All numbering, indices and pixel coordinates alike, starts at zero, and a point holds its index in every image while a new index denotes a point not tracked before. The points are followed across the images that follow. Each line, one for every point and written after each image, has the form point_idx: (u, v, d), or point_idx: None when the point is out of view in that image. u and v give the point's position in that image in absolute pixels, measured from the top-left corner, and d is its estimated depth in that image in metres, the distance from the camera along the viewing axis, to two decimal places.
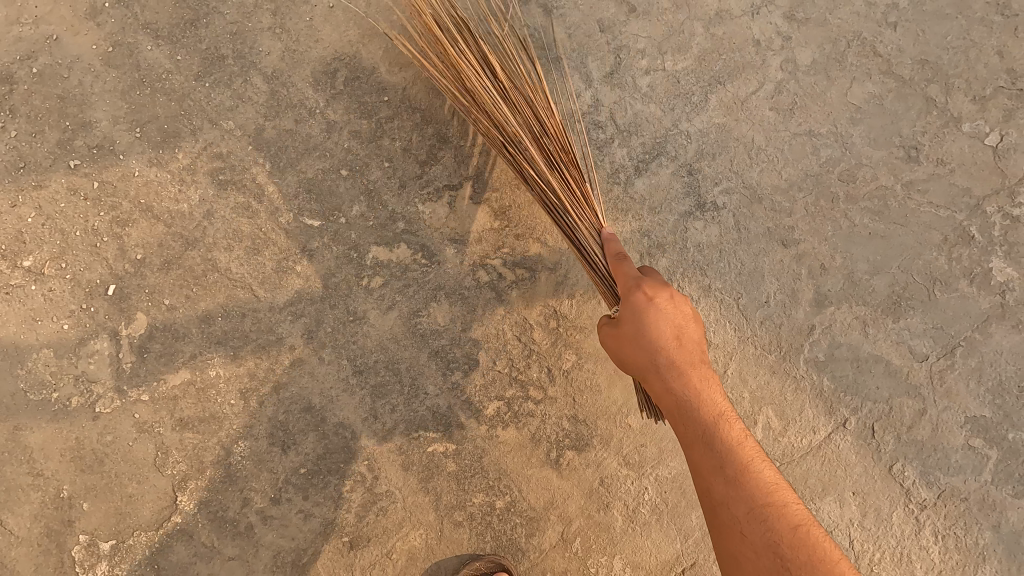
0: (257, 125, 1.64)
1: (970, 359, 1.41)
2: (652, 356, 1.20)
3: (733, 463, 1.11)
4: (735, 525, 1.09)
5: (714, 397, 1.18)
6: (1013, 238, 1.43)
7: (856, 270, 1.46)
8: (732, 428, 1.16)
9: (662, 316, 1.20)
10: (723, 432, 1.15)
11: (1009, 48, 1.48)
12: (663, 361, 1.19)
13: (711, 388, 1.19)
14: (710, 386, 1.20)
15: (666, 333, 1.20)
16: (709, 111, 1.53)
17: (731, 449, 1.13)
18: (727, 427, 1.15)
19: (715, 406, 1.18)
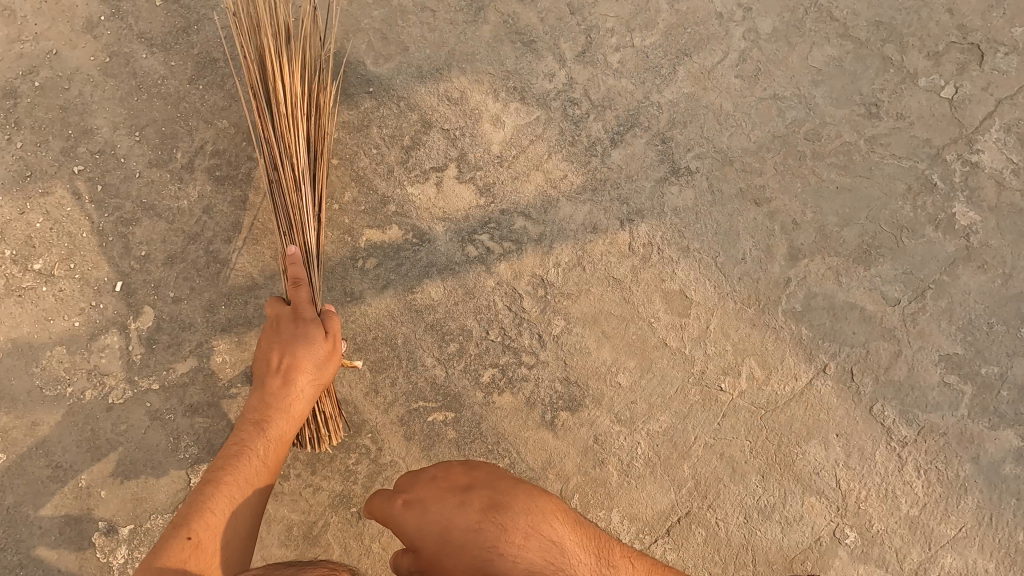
0: (251, 121, 1.73)
1: (940, 300, 1.47)
2: (466, 554, 1.08)
3: None
4: None
5: (509, 515, 1.10)
6: (973, 183, 1.50)
7: (827, 223, 1.53)
8: (519, 498, 1.12)
9: (420, 514, 1.13)
10: (533, 521, 1.11)
11: (958, 5, 1.56)
12: (499, 562, 1.07)
13: (502, 508, 1.10)
14: (490, 495, 1.13)
15: (454, 522, 1.10)
16: (678, 82, 1.61)
17: (542, 507, 1.13)
18: (513, 498, 1.13)
19: (516, 503, 1.12)
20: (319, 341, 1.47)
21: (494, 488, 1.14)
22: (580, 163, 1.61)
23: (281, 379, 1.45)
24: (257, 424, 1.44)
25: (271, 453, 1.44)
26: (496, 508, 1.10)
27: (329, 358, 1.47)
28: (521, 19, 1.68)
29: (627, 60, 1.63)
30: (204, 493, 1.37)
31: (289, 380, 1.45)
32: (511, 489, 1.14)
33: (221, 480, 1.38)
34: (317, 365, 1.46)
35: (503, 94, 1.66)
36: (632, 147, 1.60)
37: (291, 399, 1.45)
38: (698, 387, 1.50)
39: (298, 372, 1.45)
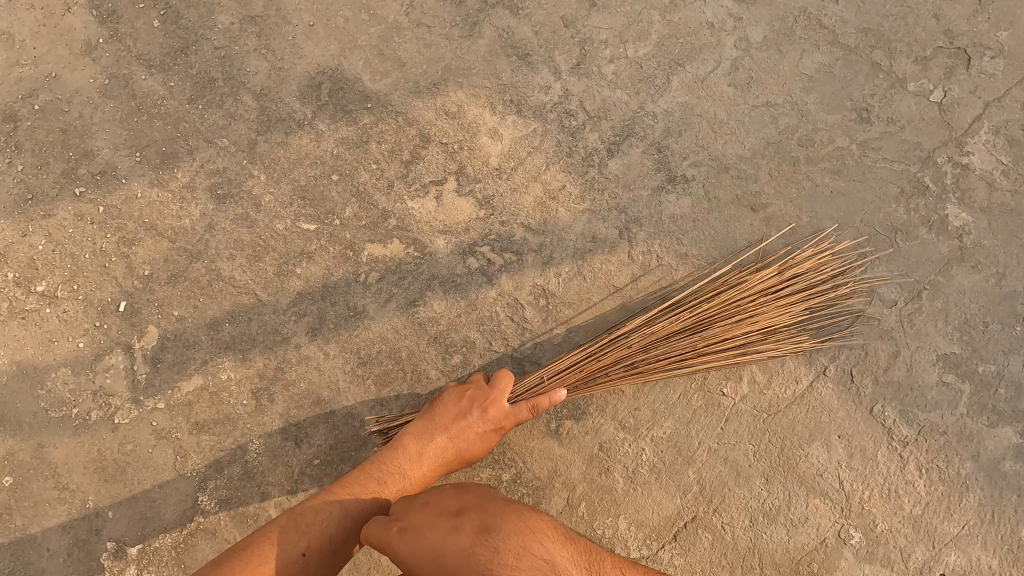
0: (251, 140, 1.75)
1: (935, 300, 1.49)
2: None
3: None
4: None
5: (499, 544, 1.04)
6: (964, 184, 1.52)
7: (822, 227, 1.55)
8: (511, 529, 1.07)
9: (413, 540, 1.08)
10: (523, 539, 1.05)
11: (944, 11, 1.59)
12: None
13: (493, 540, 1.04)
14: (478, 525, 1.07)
15: (444, 546, 1.04)
16: (672, 92, 1.64)
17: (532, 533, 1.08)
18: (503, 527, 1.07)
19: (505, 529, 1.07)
20: (505, 383, 1.44)
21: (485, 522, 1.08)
22: (578, 174, 1.64)
23: (439, 406, 1.44)
24: (412, 457, 1.38)
25: (365, 484, 1.34)
26: (485, 541, 1.04)
27: (496, 412, 1.42)
28: (516, 33, 1.71)
29: (621, 71, 1.66)
30: (312, 508, 1.30)
31: (448, 399, 1.44)
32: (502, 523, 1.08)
33: (329, 498, 1.31)
34: (496, 427, 1.42)
35: (499, 107, 1.68)
36: (629, 157, 1.63)
37: (464, 439, 1.41)
38: (700, 393, 1.52)
39: (478, 416, 1.42)
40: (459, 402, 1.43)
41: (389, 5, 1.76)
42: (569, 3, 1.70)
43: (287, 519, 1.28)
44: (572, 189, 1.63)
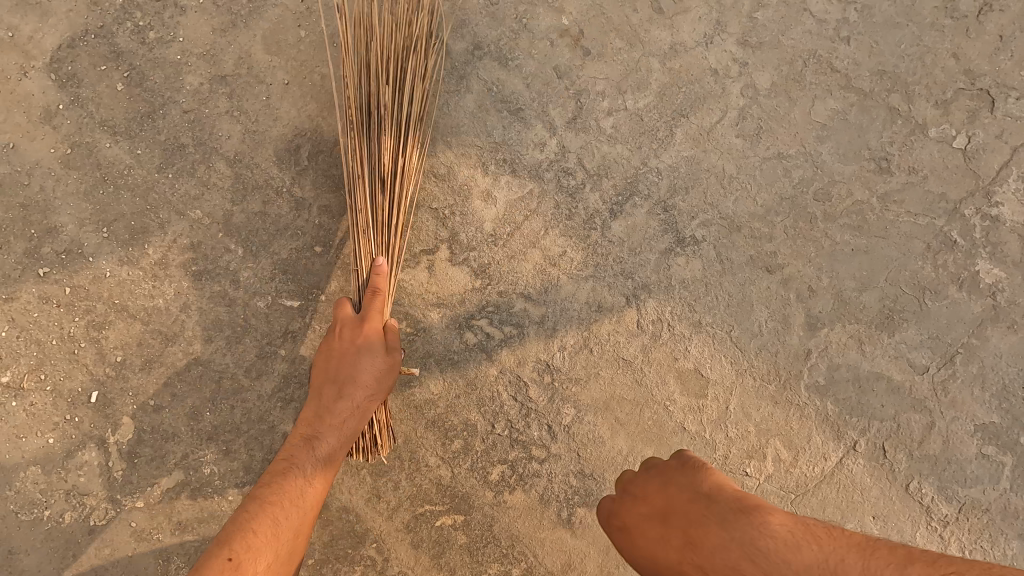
0: (226, 210, 1.63)
1: (970, 365, 1.39)
2: None
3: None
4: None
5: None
6: (995, 237, 1.42)
7: (845, 288, 1.44)
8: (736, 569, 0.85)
9: None
10: None
11: (963, 49, 1.49)
12: None
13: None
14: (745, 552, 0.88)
15: None
16: (676, 146, 1.53)
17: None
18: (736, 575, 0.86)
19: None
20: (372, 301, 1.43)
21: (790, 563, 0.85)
22: (579, 237, 1.52)
23: (347, 371, 1.39)
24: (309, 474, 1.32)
25: (286, 505, 1.27)
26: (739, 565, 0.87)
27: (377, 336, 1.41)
28: (506, 87, 1.59)
29: (621, 124, 1.55)
30: (252, 522, 1.21)
31: (360, 366, 1.39)
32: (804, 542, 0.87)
33: (261, 513, 1.23)
34: (363, 341, 1.40)
35: (492, 167, 1.57)
36: (633, 218, 1.52)
37: (356, 361, 1.39)
38: (722, 473, 1.41)
39: (373, 354, 1.40)
40: (375, 368, 1.39)
41: None
42: (562, 52, 1.59)
43: (228, 544, 1.16)
44: (573, 255, 1.52)
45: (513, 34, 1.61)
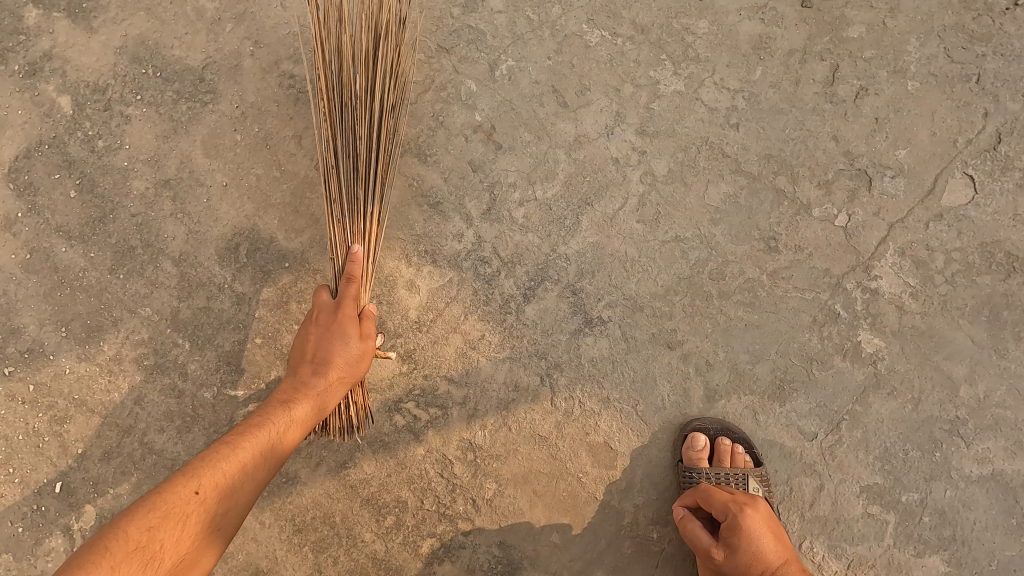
0: (173, 307, 1.76)
1: (855, 430, 1.50)
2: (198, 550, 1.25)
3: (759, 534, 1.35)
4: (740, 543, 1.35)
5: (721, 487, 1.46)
6: (874, 309, 1.53)
7: (739, 361, 1.56)
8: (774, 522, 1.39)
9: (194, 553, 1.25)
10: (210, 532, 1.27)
11: (843, 132, 1.60)
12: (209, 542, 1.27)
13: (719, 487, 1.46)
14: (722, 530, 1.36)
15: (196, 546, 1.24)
16: (582, 232, 1.65)
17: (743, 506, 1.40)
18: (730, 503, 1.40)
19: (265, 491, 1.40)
20: (347, 288, 1.48)
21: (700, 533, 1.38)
22: (496, 322, 1.64)
23: (323, 354, 1.45)
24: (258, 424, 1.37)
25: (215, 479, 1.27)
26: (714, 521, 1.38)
27: (350, 323, 1.47)
28: (425, 181, 1.71)
29: (531, 213, 1.67)
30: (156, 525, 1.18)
31: (333, 349, 1.45)
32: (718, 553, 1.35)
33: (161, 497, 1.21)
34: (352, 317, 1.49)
35: (414, 258, 1.69)
36: (544, 301, 1.64)
37: (327, 339, 1.46)
38: (631, 538, 1.54)
39: (346, 339, 1.46)
40: (349, 351, 1.45)
41: (299, 160, 1.77)
42: (475, 146, 1.71)
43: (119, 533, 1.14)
44: (491, 338, 1.64)
45: (430, 131, 1.73)
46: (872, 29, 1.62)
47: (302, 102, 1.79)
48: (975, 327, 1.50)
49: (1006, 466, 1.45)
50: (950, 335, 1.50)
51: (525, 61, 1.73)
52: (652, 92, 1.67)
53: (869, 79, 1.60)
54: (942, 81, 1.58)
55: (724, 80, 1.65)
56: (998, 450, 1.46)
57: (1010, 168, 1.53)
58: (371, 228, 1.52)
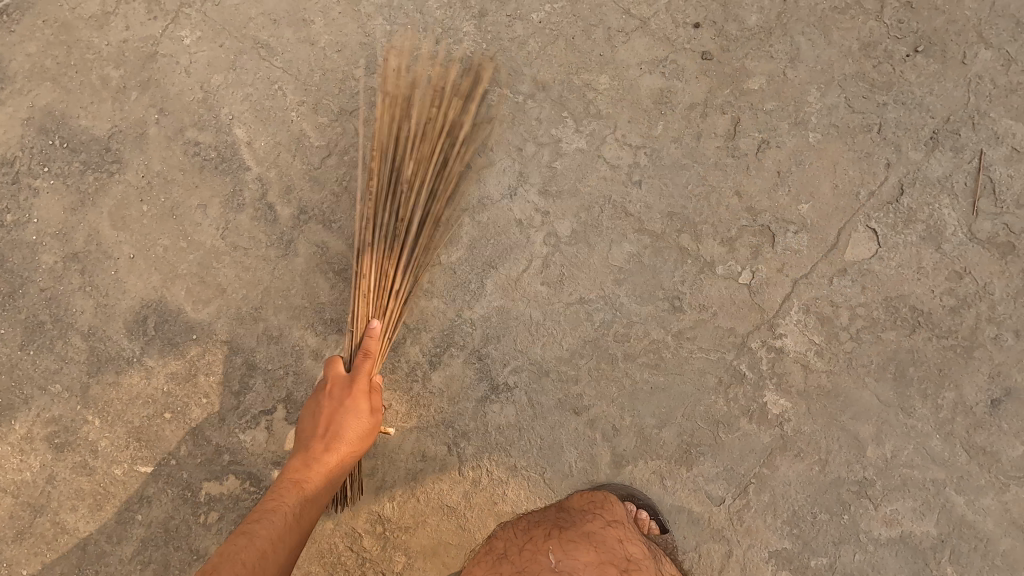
0: (83, 383, 1.74)
1: (762, 494, 1.48)
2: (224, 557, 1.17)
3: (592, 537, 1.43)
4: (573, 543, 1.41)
5: (627, 531, 1.46)
6: (780, 369, 1.50)
7: (645, 425, 1.54)
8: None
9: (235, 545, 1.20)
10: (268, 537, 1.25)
11: (746, 187, 1.57)
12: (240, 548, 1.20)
13: (625, 527, 1.46)
14: (558, 542, 1.42)
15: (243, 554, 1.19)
16: (487, 296, 1.62)
17: (602, 550, 1.42)
18: (603, 535, 1.44)
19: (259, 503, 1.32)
20: (363, 361, 1.43)
21: (550, 523, 1.47)
22: (403, 391, 1.62)
23: (334, 428, 1.41)
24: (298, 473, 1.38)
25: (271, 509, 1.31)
26: (564, 535, 1.43)
27: (362, 397, 1.44)
28: (330, 248, 1.70)
29: (436, 278, 1.64)
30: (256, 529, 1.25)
31: (345, 424, 1.41)
32: (527, 554, 1.42)
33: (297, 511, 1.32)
34: (366, 390, 1.46)
35: (321, 327, 1.67)
36: (450, 368, 1.61)
37: (338, 422, 1.41)
38: None
39: (358, 412, 1.43)
40: (359, 426, 1.42)
41: (205, 229, 1.75)
42: None
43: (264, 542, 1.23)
44: (398, 408, 1.61)
45: (334, 197, 1.71)
46: (772, 80, 1.59)
47: (207, 170, 1.77)
48: (881, 384, 1.47)
49: (915, 527, 1.43)
50: (856, 394, 1.47)
51: None
52: (555, 150, 1.64)
53: (771, 131, 1.57)
54: (843, 132, 1.54)
55: (626, 136, 1.62)
56: (906, 511, 1.43)
57: (912, 220, 1.50)
58: (388, 302, 1.49)
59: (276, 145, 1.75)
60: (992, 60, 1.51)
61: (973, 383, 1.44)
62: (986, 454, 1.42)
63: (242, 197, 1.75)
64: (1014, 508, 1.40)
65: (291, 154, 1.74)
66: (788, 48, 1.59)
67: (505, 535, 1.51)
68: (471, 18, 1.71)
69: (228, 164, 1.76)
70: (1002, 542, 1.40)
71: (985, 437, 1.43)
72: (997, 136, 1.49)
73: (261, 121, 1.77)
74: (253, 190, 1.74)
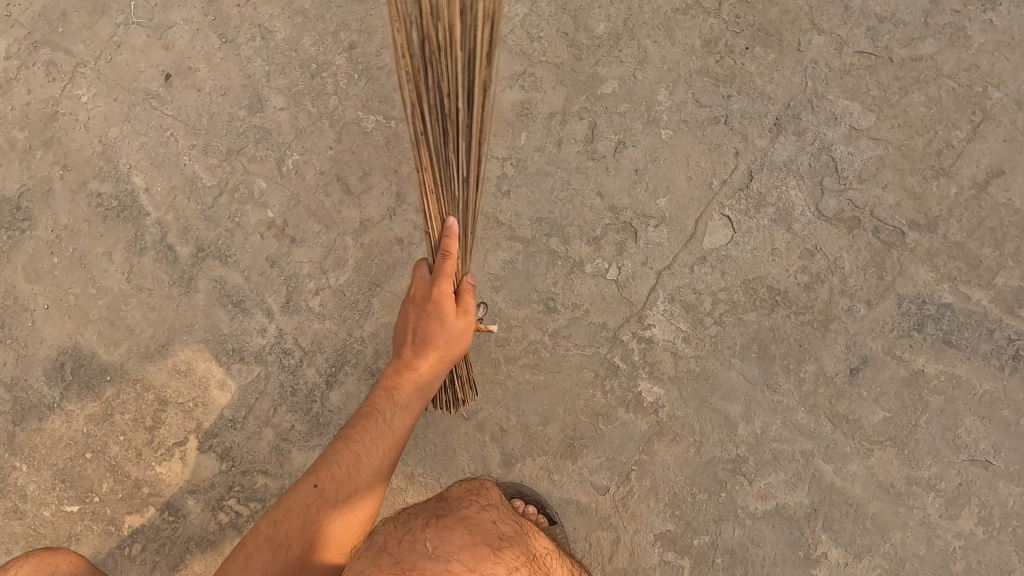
0: (9, 431, 1.80)
1: (644, 480, 1.54)
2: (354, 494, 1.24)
3: (469, 520, 1.24)
4: (456, 520, 1.24)
5: (502, 513, 1.31)
6: (651, 357, 1.57)
7: (530, 424, 1.59)
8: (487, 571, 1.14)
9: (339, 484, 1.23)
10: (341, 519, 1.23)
11: (606, 187, 1.64)
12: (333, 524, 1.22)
13: (500, 510, 1.32)
14: (435, 527, 1.21)
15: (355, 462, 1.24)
16: (375, 314, 1.72)
17: (477, 533, 1.21)
18: (478, 516, 1.26)
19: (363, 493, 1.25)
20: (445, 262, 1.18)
21: (428, 513, 1.29)
22: (304, 410, 1.72)
23: (422, 334, 1.26)
24: (412, 362, 1.28)
25: (388, 401, 1.28)
26: (440, 521, 1.23)
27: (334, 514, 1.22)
28: (228, 282, 1.79)
29: (326, 301, 1.74)
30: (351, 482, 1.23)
31: (431, 330, 1.24)
32: (404, 544, 1.19)
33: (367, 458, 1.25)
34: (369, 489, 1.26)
35: (224, 357, 1.77)
36: (346, 386, 1.71)
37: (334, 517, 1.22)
38: None
39: (443, 317, 1.23)
40: (450, 333, 1.24)
41: (112, 275, 1.83)
42: (270, 243, 1.78)
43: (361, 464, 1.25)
44: (300, 427, 1.72)
45: (229, 233, 1.80)
46: (623, 83, 1.66)
47: (109, 218, 1.85)
48: (747, 364, 1.52)
49: (788, 499, 1.48)
50: (723, 375, 1.53)
51: (309, 154, 1.79)
52: None
53: (626, 132, 1.65)
54: (693, 126, 1.62)
55: (492, 149, 1.70)
56: (779, 484, 1.49)
57: (763, 204, 1.56)
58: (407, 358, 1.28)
59: (173, 189, 1.84)
60: (826, 45, 1.58)
61: (831, 355, 1.50)
62: (849, 422, 1.48)
63: (144, 241, 1.84)
64: (879, 471, 1.46)
65: (187, 196, 1.84)
66: (636, 51, 1.66)
67: (387, 529, 1.29)
68: (342, 52, 1.81)
69: (128, 211, 1.85)
70: (871, 506, 1.45)
71: (847, 405, 1.48)
72: (835, 117, 1.56)
73: (156, 167, 1.86)
74: (154, 233, 1.84)
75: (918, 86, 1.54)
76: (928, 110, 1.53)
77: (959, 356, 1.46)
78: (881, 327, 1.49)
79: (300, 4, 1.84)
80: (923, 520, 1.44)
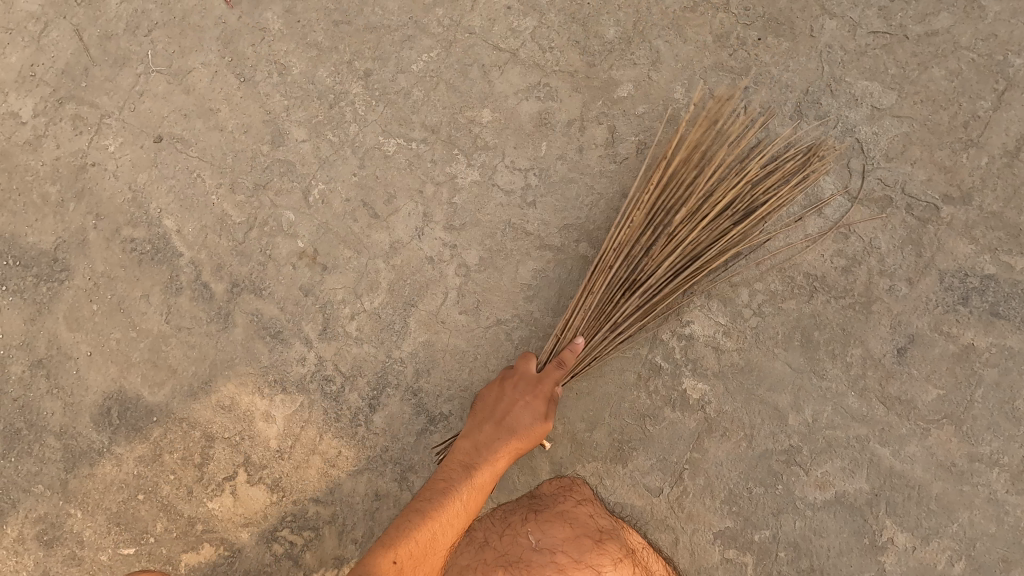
0: (62, 479, 1.83)
1: (697, 478, 1.52)
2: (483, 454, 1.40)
3: (565, 515, 1.45)
4: (553, 519, 1.44)
5: (595, 508, 1.51)
6: (693, 354, 1.56)
7: (577, 430, 1.58)
8: (589, 557, 1.33)
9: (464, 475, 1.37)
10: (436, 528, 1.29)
11: (631, 188, 1.65)
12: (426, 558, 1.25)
13: (592, 504, 1.52)
14: (535, 522, 1.43)
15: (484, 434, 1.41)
16: (412, 335, 1.73)
17: (576, 527, 1.42)
18: (574, 512, 1.47)
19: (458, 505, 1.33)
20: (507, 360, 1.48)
21: (524, 510, 1.50)
22: (349, 435, 1.74)
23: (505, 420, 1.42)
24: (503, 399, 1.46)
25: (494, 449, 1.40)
26: (540, 516, 1.45)
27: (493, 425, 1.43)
28: (264, 314, 1.81)
29: (363, 324, 1.76)
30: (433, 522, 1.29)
31: (520, 418, 1.41)
32: (506, 536, 1.42)
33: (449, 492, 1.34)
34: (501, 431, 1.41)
35: (267, 389, 1.79)
36: (389, 407, 1.72)
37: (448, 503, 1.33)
38: None
39: (534, 410, 1.42)
40: (492, 399, 1.46)
41: (150, 317, 1.87)
42: (303, 272, 1.81)
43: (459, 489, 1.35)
44: (347, 453, 1.73)
45: (261, 266, 1.83)
46: (639, 85, 1.67)
47: (144, 262, 1.89)
48: (791, 353, 1.51)
49: (847, 486, 1.46)
50: (768, 366, 1.52)
51: (334, 182, 1.82)
52: (452, 186, 1.75)
53: (646, 133, 1.66)
54: (712, 121, 1.62)
55: (514, 161, 1.72)
56: (836, 472, 1.47)
57: (791, 191, 1.56)
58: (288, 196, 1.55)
59: (203, 229, 1.88)
60: (839, 28, 1.59)
61: (877, 336, 1.48)
62: (903, 403, 1.46)
63: (179, 282, 1.87)
64: (939, 451, 1.43)
65: (217, 234, 1.87)
66: (648, 53, 1.68)
67: (483, 525, 1.52)
68: (358, 80, 1.84)
69: (162, 254, 1.89)
70: (934, 487, 1.43)
71: (898, 385, 1.46)
72: (856, 98, 1.56)
73: (186, 209, 1.90)
74: (188, 273, 1.87)
75: (936, 61, 1.53)
76: (949, 83, 1.52)
77: (1008, 327, 1.44)
78: (926, 304, 1.47)
79: (313, 38, 1.88)
80: (989, 498, 1.41)
